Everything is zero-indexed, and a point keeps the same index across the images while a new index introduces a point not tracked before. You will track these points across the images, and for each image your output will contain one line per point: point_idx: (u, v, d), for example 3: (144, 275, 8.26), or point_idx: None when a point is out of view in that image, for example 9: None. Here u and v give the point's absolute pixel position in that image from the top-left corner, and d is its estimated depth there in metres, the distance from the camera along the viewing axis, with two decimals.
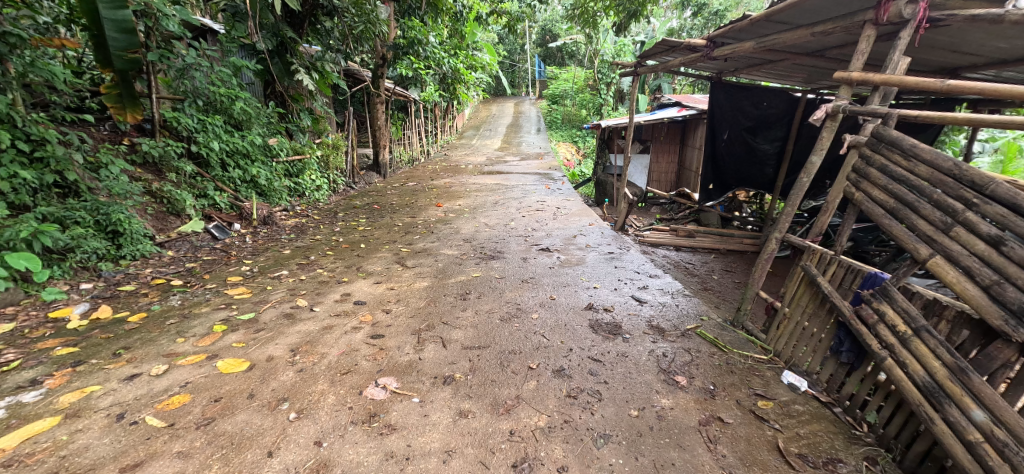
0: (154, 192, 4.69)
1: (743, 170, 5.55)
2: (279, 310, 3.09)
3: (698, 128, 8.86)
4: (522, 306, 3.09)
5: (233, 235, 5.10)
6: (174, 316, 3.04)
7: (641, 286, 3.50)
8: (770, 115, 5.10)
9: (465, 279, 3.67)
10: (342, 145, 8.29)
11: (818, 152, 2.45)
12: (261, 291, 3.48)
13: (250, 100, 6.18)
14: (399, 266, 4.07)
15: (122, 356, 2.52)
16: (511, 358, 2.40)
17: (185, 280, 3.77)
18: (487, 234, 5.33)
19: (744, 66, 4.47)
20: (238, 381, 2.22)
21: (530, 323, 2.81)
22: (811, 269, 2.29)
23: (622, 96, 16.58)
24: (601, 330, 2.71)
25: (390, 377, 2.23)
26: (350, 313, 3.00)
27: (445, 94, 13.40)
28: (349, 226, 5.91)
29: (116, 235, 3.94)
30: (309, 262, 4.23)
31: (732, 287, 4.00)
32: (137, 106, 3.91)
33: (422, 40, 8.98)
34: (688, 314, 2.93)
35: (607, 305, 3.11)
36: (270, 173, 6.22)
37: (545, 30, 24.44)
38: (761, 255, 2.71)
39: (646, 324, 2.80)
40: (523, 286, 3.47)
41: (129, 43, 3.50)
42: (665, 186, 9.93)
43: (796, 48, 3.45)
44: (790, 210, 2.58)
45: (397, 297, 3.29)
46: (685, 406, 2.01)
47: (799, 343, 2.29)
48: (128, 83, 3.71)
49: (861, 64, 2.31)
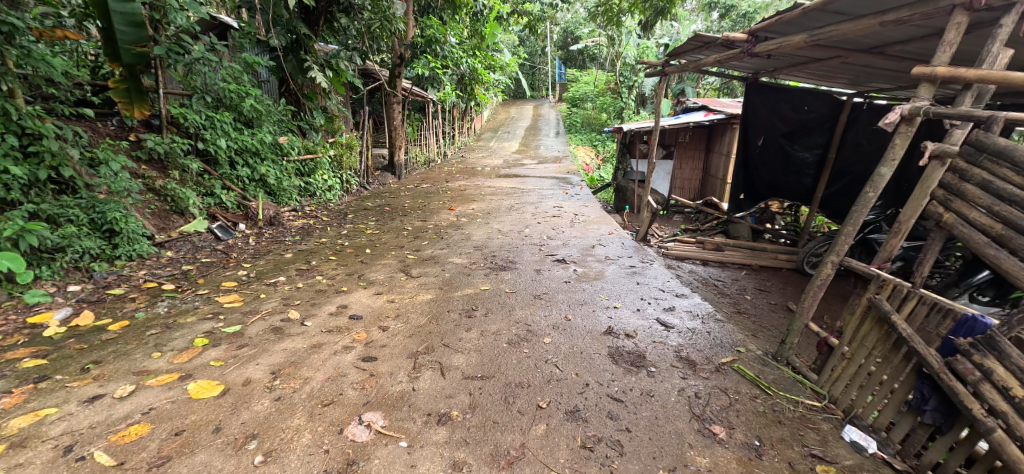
0: (157, 190, 4.58)
1: (776, 179, 5.11)
2: (268, 323, 2.82)
3: (726, 134, 8.42)
4: (533, 327, 2.78)
5: (237, 236, 4.94)
6: (157, 326, 2.81)
7: (667, 307, 3.16)
8: (810, 120, 4.69)
9: (472, 293, 3.38)
10: (355, 144, 8.14)
11: (889, 163, 2.08)
12: (253, 300, 3.24)
13: (262, 97, 6.07)
14: (403, 275, 3.80)
15: (91, 371, 2.29)
16: (518, 393, 2.09)
17: (178, 283, 3.56)
18: (500, 241, 5.04)
19: (786, 66, 4.08)
20: (206, 410, 1.96)
21: (541, 349, 2.52)
22: (882, 304, 1.92)
23: (644, 100, 16.14)
24: (622, 361, 2.40)
25: (376, 412, 1.94)
26: (344, 330, 2.74)
27: (463, 95, 13.15)
28: (357, 228, 5.70)
29: (113, 234, 3.81)
30: (308, 268, 4.00)
31: (768, 310, 3.56)
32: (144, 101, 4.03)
33: (439, 39, 8.64)
34: (722, 345, 2.62)
35: (628, 330, 2.79)
36: (280, 173, 6.06)
37: (566, 33, 24.14)
38: (813, 281, 2.35)
39: (674, 355, 2.49)
40: (535, 304, 3.16)
41: (138, 37, 3.41)
42: (688, 194, 9.52)
43: (849, 43, 3.05)
44: (849, 230, 2.20)
45: (396, 312, 3.01)
46: (726, 467, 1.68)
47: (864, 392, 1.95)
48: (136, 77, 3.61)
49: (948, 56, 1.94)
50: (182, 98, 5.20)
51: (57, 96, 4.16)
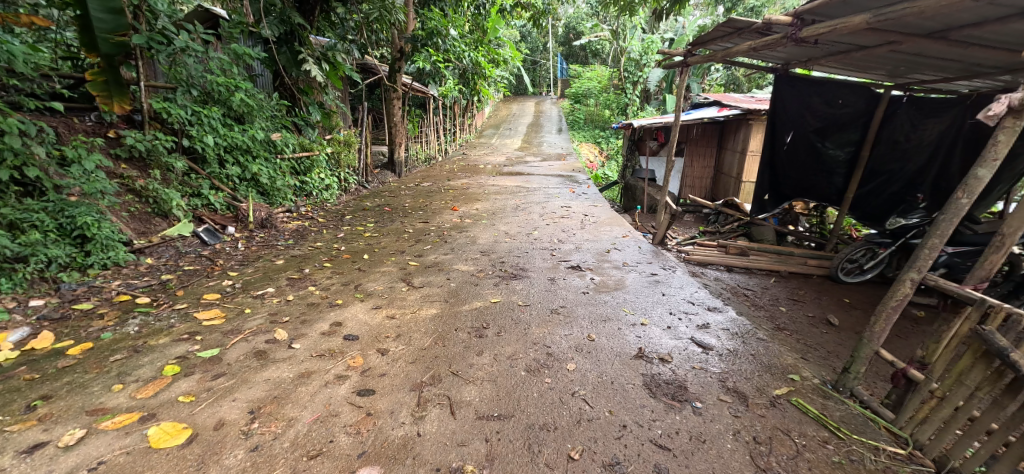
0: (138, 191, 4.24)
1: (804, 180, 4.74)
2: (251, 346, 2.47)
3: (739, 131, 8.04)
4: (553, 351, 2.43)
5: (225, 240, 4.59)
6: (123, 350, 2.46)
7: (701, 324, 2.81)
8: (843, 115, 4.36)
9: (482, 306, 3.04)
10: (354, 141, 7.77)
11: (988, 163, 1.74)
12: (237, 316, 2.89)
13: (254, 91, 5.70)
14: (404, 285, 3.45)
15: (37, 410, 1.95)
16: (543, 439, 1.77)
17: (154, 296, 3.21)
18: (508, 245, 4.68)
19: (823, 55, 3.72)
20: (167, 465, 1.64)
21: (565, 379, 2.17)
22: (995, 337, 1.59)
23: (649, 95, 15.78)
24: (661, 395, 2.06)
25: (373, 468, 1.63)
26: (337, 354, 2.40)
27: (465, 89, 12.74)
28: (355, 231, 5.35)
29: (85, 241, 3.48)
30: (300, 277, 3.64)
31: (807, 325, 3.19)
32: (124, 95, 3.84)
33: (441, 31, 8.15)
34: (774, 372, 2.27)
35: (662, 353, 2.44)
36: (273, 171, 5.70)
37: (568, 28, 23.78)
38: (886, 302, 1.98)
39: (721, 386, 2.14)
40: (552, 321, 2.80)
41: (115, 24, 3.56)
42: (699, 193, 9.20)
43: (910, 27, 2.70)
44: (935, 242, 1.85)
45: (397, 331, 2.66)
46: None
47: (966, 442, 1.63)
48: (115, 70, 3.73)
49: None
50: (166, 91, 4.83)
51: (20, 86, 3.75)
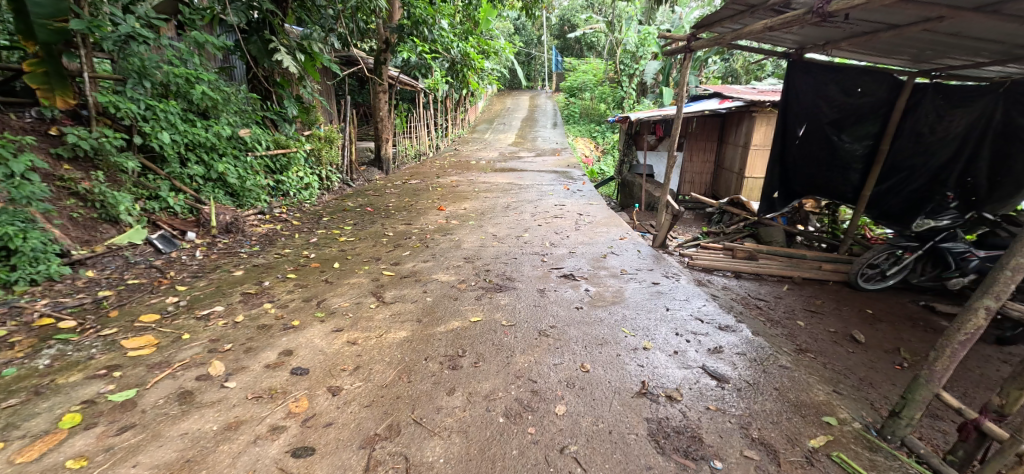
0: (83, 195, 3.80)
1: (817, 176, 4.33)
2: (176, 385, 2.05)
3: (742, 124, 7.63)
4: (540, 387, 2.03)
5: (183, 248, 4.15)
6: (21, 392, 2.04)
7: (712, 348, 2.42)
8: (863, 105, 3.97)
9: (459, 328, 2.62)
10: (336, 137, 7.32)
11: None
12: (172, 344, 2.47)
13: (219, 84, 5.24)
14: (373, 301, 3.04)
15: None
16: None
17: (81, 320, 2.78)
18: (495, 250, 4.27)
19: (845, 37, 3.32)
20: None
21: (554, 428, 1.77)
22: None
23: (645, 88, 15.36)
24: (671, 450, 1.67)
25: None
26: (278, 394, 1.99)
27: (456, 83, 12.25)
28: (331, 235, 4.92)
29: (10, 254, 3.06)
30: (257, 292, 3.22)
31: (830, 344, 2.81)
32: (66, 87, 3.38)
33: (427, 20, 7.66)
34: (805, 414, 1.88)
35: (669, 389, 2.04)
36: (243, 170, 5.26)
37: (563, 20, 23.23)
38: (953, 336, 1.61)
39: (743, 436, 1.75)
40: (540, 346, 2.40)
41: (55, 9, 3.14)
42: (699, 188, 8.81)
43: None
44: (1020, 261, 1.51)
45: (356, 362, 2.25)
46: None
47: None
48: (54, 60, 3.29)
49: None
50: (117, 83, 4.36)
51: None
